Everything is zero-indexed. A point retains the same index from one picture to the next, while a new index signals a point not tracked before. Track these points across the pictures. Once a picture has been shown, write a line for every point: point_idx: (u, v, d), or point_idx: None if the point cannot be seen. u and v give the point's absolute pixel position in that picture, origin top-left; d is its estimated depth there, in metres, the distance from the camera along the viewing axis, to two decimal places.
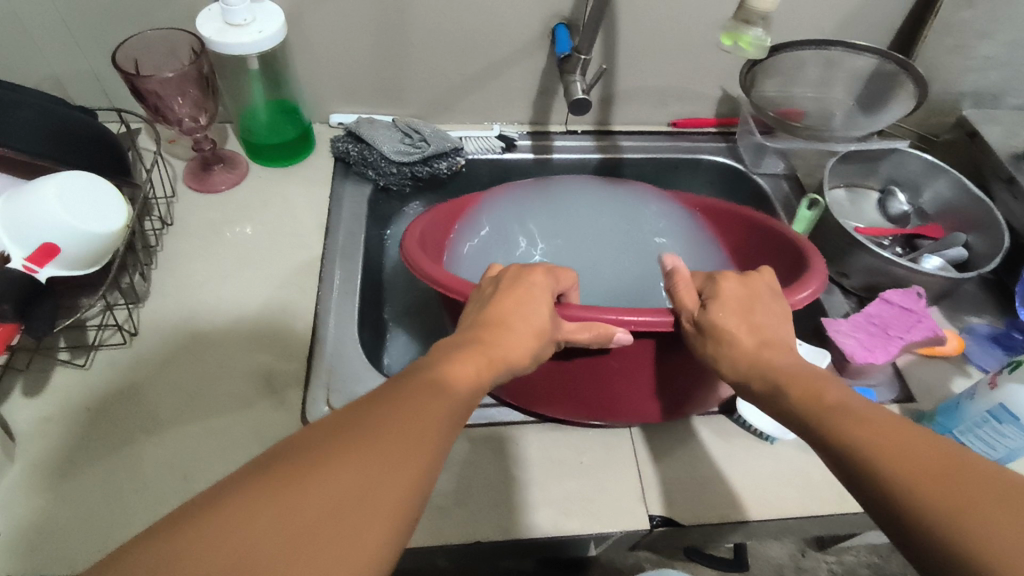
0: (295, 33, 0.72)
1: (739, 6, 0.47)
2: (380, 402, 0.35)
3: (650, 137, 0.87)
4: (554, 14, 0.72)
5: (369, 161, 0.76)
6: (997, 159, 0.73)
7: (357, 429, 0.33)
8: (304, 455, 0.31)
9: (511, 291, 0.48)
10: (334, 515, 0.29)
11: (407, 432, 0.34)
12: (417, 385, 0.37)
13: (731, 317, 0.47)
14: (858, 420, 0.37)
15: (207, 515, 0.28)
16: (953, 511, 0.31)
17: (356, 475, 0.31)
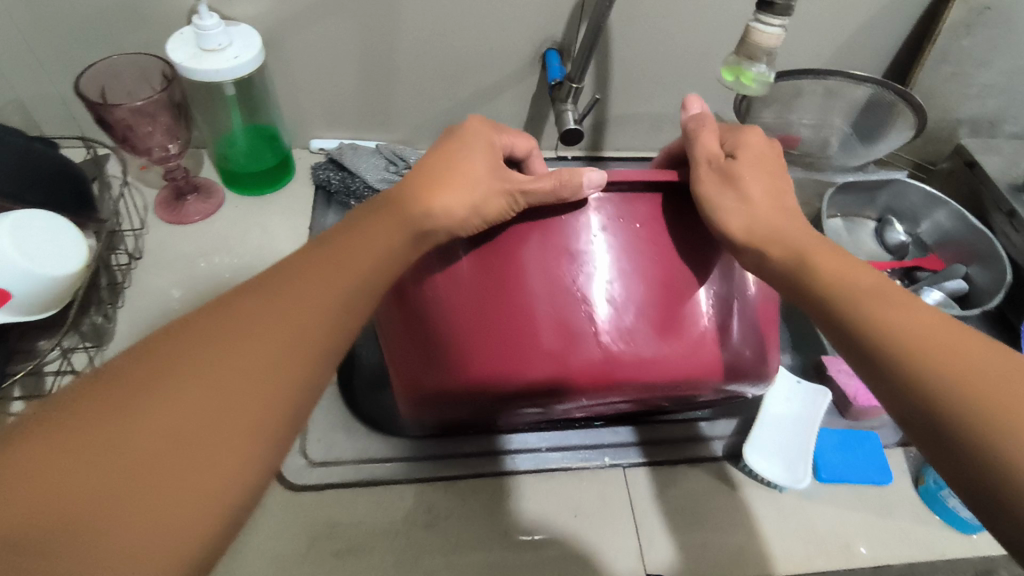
0: (274, 58, 0.69)
1: (741, 42, 0.44)
2: (280, 277, 0.36)
3: (643, 163, 0.84)
4: (545, 40, 0.69)
5: (352, 190, 0.73)
6: (997, 190, 0.72)
7: (254, 303, 0.34)
8: (198, 330, 0.32)
9: (445, 151, 0.46)
10: (267, 347, 0.32)
11: (307, 304, 0.35)
12: (334, 241, 0.39)
13: (748, 167, 0.46)
14: (881, 308, 0.38)
15: (129, 385, 0.28)
16: (964, 383, 0.32)
17: (257, 347, 0.32)
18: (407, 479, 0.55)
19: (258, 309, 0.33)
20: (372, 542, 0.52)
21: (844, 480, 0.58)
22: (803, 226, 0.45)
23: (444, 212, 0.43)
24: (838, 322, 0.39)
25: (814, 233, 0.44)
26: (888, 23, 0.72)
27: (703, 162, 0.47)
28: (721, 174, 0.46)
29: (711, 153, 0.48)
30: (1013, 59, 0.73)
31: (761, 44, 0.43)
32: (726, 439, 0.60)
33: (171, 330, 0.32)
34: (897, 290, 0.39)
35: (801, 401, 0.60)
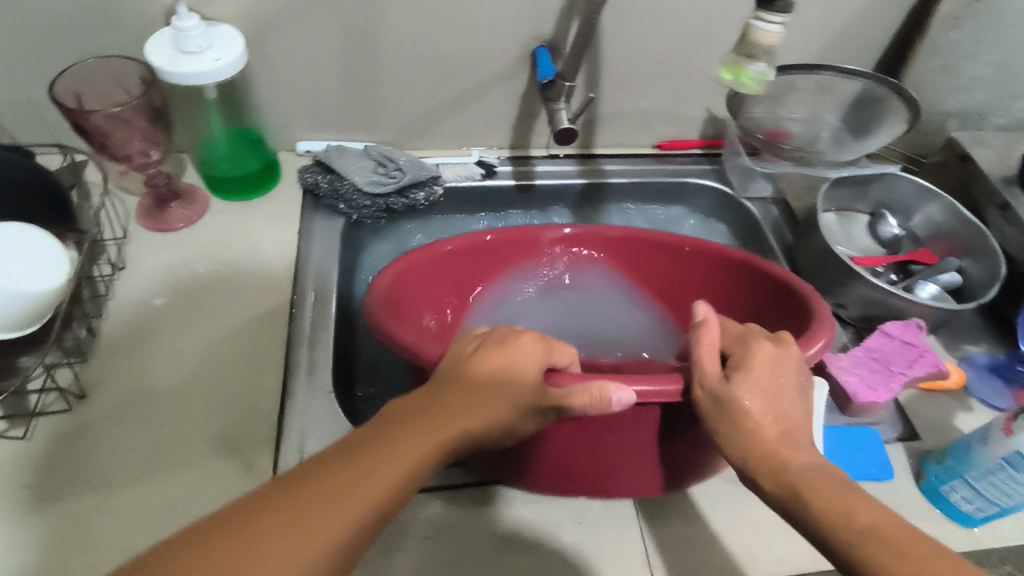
0: (258, 58, 0.67)
1: (741, 40, 0.44)
2: (294, 487, 0.33)
3: (635, 159, 0.83)
4: (535, 37, 0.68)
5: (340, 194, 0.71)
6: (989, 182, 0.72)
7: (260, 522, 0.31)
8: (200, 548, 0.30)
9: (490, 355, 0.42)
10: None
11: (316, 528, 0.31)
12: (378, 437, 0.37)
13: (759, 400, 0.42)
14: (872, 532, 0.36)
15: None
16: None
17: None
18: None
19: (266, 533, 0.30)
20: (371, 558, 0.51)
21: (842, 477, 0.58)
22: (810, 454, 0.42)
23: (467, 430, 0.39)
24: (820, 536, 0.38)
25: (821, 464, 0.41)
26: (879, 17, 0.72)
27: (709, 401, 0.43)
28: (715, 399, 0.43)
29: (715, 388, 0.43)
30: (1001, 50, 0.74)
31: (761, 41, 0.42)
32: None
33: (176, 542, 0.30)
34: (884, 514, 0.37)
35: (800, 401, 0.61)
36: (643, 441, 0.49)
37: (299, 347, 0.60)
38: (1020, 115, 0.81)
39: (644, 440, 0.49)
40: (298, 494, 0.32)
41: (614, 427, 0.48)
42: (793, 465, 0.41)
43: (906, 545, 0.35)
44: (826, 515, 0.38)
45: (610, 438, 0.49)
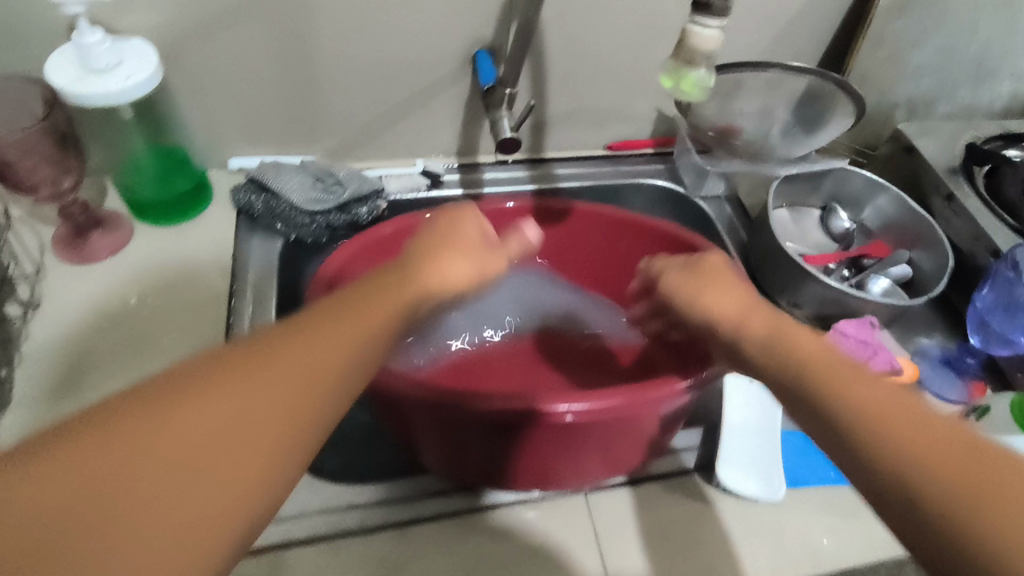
0: (176, 72, 0.62)
1: (677, 46, 0.42)
2: (281, 333, 0.32)
3: (587, 162, 0.81)
4: (474, 40, 0.65)
5: (278, 213, 0.67)
6: (935, 173, 0.72)
7: (252, 356, 0.31)
8: (195, 387, 0.29)
9: (442, 239, 0.44)
10: (265, 401, 0.30)
11: (319, 363, 0.32)
12: (358, 293, 0.37)
13: (715, 291, 0.49)
14: (853, 394, 0.35)
15: (122, 416, 0.27)
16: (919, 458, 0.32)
17: (255, 398, 0.29)
18: (359, 529, 0.51)
19: (259, 367, 0.30)
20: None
21: (804, 483, 0.58)
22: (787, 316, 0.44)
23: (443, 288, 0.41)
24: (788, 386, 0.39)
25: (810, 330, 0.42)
26: (823, 9, 0.71)
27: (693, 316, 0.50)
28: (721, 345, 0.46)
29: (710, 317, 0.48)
30: (943, 38, 0.74)
31: (697, 46, 0.40)
32: (695, 450, 0.58)
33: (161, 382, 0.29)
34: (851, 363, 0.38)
35: (758, 406, 0.60)
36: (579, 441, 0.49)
37: None
38: (963, 103, 0.81)
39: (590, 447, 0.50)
40: (294, 334, 0.32)
41: (551, 436, 0.48)
42: (762, 326, 0.44)
43: (891, 407, 0.34)
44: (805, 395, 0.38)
45: (545, 442, 0.49)
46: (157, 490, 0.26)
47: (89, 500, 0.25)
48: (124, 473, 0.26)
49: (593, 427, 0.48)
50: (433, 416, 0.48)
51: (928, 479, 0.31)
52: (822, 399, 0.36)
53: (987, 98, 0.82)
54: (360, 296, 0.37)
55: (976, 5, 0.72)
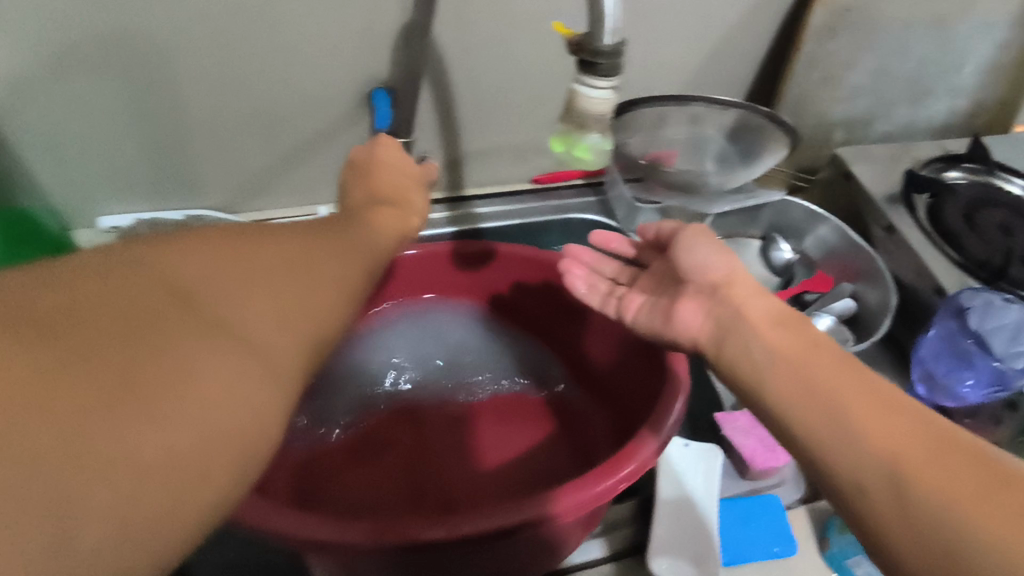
0: (25, 123, 0.55)
1: (566, 106, 0.36)
2: (312, 228, 0.36)
3: (512, 198, 0.75)
4: (371, 78, 0.59)
5: None
6: (874, 201, 0.68)
7: (292, 233, 0.33)
8: (253, 239, 0.31)
9: (393, 164, 0.46)
10: (278, 284, 0.29)
11: (354, 251, 0.35)
12: (338, 229, 0.37)
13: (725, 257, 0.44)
14: (861, 409, 0.32)
15: (145, 257, 0.27)
16: (929, 487, 0.29)
17: (268, 276, 0.29)
18: None
19: (271, 245, 0.31)
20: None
21: (743, 559, 0.52)
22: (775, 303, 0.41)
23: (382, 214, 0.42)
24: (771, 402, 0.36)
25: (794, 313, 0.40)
26: (753, 29, 0.67)
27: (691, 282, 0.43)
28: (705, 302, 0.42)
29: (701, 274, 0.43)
30: (877, 57, 0.71)
31: (586, 110, 0.34)
32: (627, 529, 0.54)
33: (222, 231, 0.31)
34: (839, 361, 0.36)
35: (694, 473, 0.54)
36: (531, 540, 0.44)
37: None
38: (901, 121, 0.78)
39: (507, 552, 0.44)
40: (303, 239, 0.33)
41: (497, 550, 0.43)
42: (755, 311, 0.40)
43: (898, 423, 0.32)
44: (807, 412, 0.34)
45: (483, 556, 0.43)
46: (245, 292, 0.28)
47: (185, 295, 0.26)
48: (209, 282, 0.27)
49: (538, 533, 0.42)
50: (323, 553, 0.41)
51: (943, 503, 0.29)
52: (804, 418, 0.34)
53: (925, 115, 0.79)
54: (356, 226, 0.39)
55: (906, 23, 0.69)
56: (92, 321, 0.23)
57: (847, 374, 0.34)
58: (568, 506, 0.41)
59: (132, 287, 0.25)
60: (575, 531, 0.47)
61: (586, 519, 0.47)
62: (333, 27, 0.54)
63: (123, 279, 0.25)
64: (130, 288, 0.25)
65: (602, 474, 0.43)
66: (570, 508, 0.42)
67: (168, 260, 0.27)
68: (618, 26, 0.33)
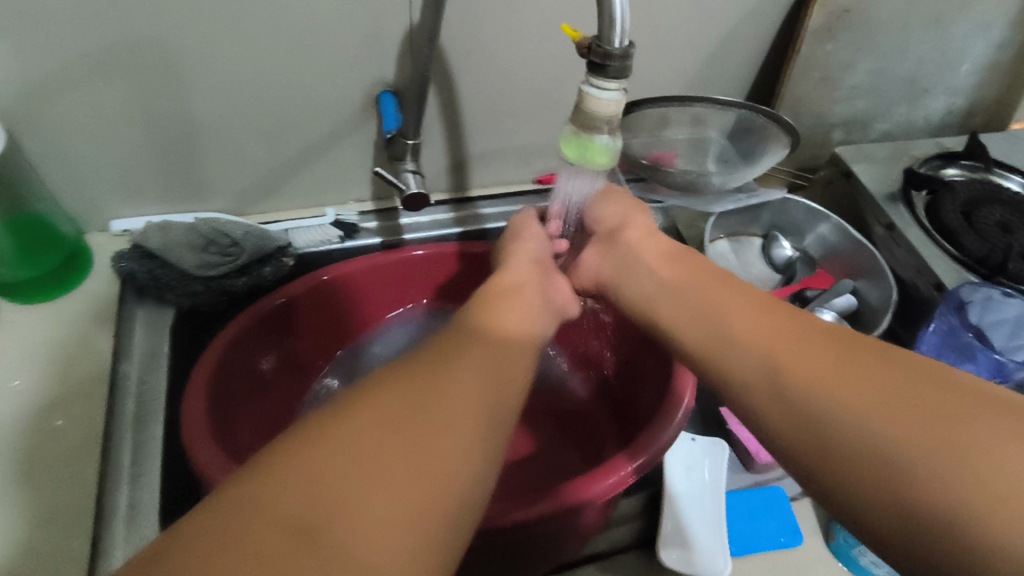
0: (36, 134, 0.55)
1: (575, 109, 0.37)
2: (422, 360, 0.35)
3: (514, 198, 0.75)
4: (379, 82, 0.60)
5: (163, 282, 0.60)
6: (874, 200, 0.70)
7: (399, 377, 0.33)
8: (366, 404, 0.31)
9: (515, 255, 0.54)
10: (424, 434, 0.30)
11: (468, 378, 0.35)
12: (466, 335, 0.39)
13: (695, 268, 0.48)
14: (813, 371, 0.35)
15: (302, 440, 0.28)
16: (888, 435, 0.30)
17: (422, 432, 0.30)
18: None
19: (412, 386, 0.33)
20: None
21: (751, 550, 0.53)
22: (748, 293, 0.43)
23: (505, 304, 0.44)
24: (737, 378, 0.38)
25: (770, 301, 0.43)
26: (753, 32, 0.68)
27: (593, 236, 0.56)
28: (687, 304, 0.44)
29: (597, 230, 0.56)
30: (874, 58, 0.72)
31: (596, 113, 0.35)
32: (638, 522, 0.55)
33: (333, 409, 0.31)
34: (813, 335, 0.37)
35: (702, 468, 0.55)
36: (549, 537, 0.45)
37: (116, 487, 0.49)
38: (900, 121, 0.80)
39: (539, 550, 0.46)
40: (441, 366, 0.35)
41: (511, 547, 0.44)
42: (727, 302, 0.42)
43: (852, 379, 0.33)
44: (759, 385, 0.37)
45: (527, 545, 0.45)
46: (403, 450, 0.29)
47: (325, 511, 0.26)
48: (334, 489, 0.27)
49: (552, 528, 0.44)
50: None
51: (880, 450, 0.30)
52: (778, 389, 0.36)
53: (922, 115, 0.80)
54: (469, 340, 0.38)
55: (902, 25, 0.70)
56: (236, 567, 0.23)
57: (805, 344, 0.37)
58: (577, 502, 0.43)
59: (295, 481, 0.27)
60: (585, 528, 0.48)
61: (597, 513, 0.48)
62: (341, 35, 0.55)
63: (258, 512, 0.25)
64: (260, 525, 0.25)
65: (610, 468, 0.45)
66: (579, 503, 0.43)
67: (289, 470, 0.27)
68: (626, 29, 0.34)
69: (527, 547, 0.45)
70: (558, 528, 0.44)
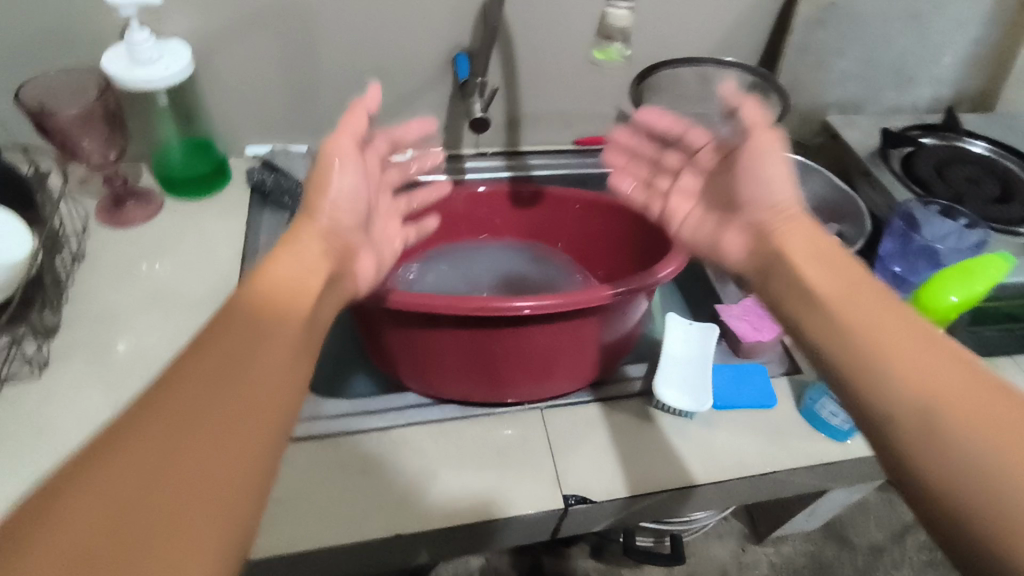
0: (208, 70, 0.75)
1: (601, 25, 0.53)
2: (212, 333, 0.39)
3: (558, 155, 0.91)
4: (455, 45, 0.78)
5: (285, 189, 0.78)
6: (857, 156, 0.83)
7: (192, 364, 0.37)
8: (187, 377, 0.36)
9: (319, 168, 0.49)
10: (221, 426, 0.35)
11: (265, 359, 0.39)
12: (229, 312, 0.41)
13: (796, 244, 0.49)
14: (910, 377, 0.39)
15: (93, 468, 0.32)
16: (993, 457, 0.34)
17: (213, 427, 0.35)
18: (345, 432, 0.61)
19: (204, 388, 0.36)
20: (315, 506, 0.56)
21: (735, 405, 0.65)
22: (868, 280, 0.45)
23: (279, 274, 0.45)
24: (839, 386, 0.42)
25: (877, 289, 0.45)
26: (756, 18, 0.84)
27: (759, 212, 0.52)
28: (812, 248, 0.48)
29: (768, 207, 0.51)
30: (860, 46, 0.87)
31: (613, 25, 0.52)
32: (639, 379, 0.68)
33: (126, 419, 0.34)
34: (908, 344, 0.40)
35: (697, 340, 0.68)
36: (543, 343, 0.60)
37: None
38: (889, 103, 0.94)
39: (534, 351, 0.60)
40: (218, 353, 0.38)
41: (513, 339, 0.59)
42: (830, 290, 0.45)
43: (952, 394, 0.37)
44: (871, 395, 0.39)
45: (504, 351, 0.60)
46: (196, 442, 0.34)
47: (155, 466, 0.32)
48: (148, 481, 0.32)
49: (543, 322, 0.58)
50: (404, 319, 0.59)
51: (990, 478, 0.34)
52: (873, 398, 0.39)
53: (911, 100, 0.94)
54: (261, 328, 0.40)
55: (886, 20, 0.85)
56: (97, 539, 0.30)
57: (938, 361, 0.39)
58: (574, 298, 0.57)
59: (98, 488, 0.31)
60: (586, 348, 0.62)
61: (596, 337, 0.62)
62: (434, 6, 0.74)
63: (100, 491, 0.31)
64: (97, 493, 0.31)
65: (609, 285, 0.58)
66: (577, 301, 0.57)
67: (102, 483, 0.31)
68: None
69: (512, 345, 0.60)
70: (556, 332, 0.60)
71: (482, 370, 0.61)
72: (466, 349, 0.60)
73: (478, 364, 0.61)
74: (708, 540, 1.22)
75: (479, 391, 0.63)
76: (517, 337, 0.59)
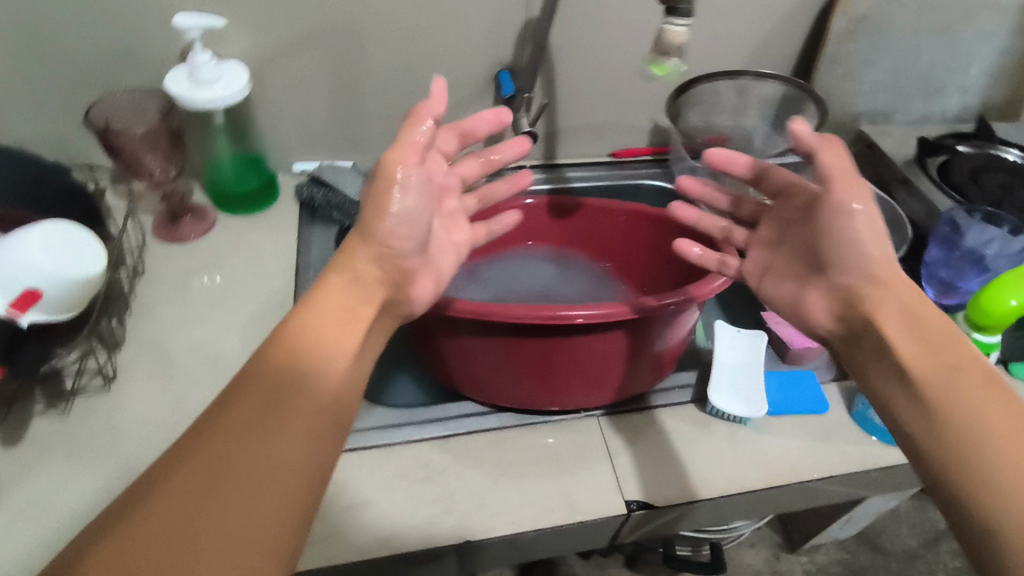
0: (258, 90, 0.78)
1: (657, 41, 0.55)
2: (235, 399, 0.40)
3: (594, 167, 0.92)
4: (496, 63, 0.80)
5: (335, 204, 0.79)
6: (894, 165, 0.84)
7: (264, 432, 0.39)
8: (184, 475, 0.36)
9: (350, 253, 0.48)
10: (235, 521, 0.36)
11: (285, 452, 0.39)
12: (250, 388, 0.41)
13: (887, 311, 0.47)
14: (1002, 476, 0.38)
15: None
16: None
17: (233, 515, 0.36)
18: (405, 442, 0.62)
19: (214, 490, 0.36)
20: (383, 515, 0.57)
21: (788, 411, 0.66)
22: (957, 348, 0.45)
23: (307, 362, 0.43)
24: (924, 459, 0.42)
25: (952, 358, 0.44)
26: (789, 31, 0.85)
27: (849, 277, 0.50)
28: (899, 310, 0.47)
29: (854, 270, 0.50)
30: (891, 57, 0.88)
31: (670, 41, 0.54)
32: (690, 387, 0.69)
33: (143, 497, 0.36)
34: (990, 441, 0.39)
35: (745, 348, 0.69)
36: (598, 351, 0.61)
37: None
38: (919, 112, 0.95)
39: (587, 359, 0.61)
40: (219, 441, 0.38)
41: (568, 347, 0.60)
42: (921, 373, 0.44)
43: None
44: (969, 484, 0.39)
45: (559, 358, 0.61)
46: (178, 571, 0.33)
47: None
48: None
49: (597, 330, 0.59)
50: (462, 329, 0.60)
51: None
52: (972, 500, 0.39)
53: (941, 109, 0.95)
54: (284, 392, 0.41)
55: (915, 31, 0.86)
56: None
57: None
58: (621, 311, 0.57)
59: None
60: (641, 355, 0.63)
61: (651, 346, 0.62)
62: (478, 25, 0.76)
63: None
64: None
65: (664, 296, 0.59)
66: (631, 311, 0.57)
67: None
68: None
69: (566, 354, 0.60)
70: (610, 341, 0.60)
71: (539, 379, 0.62)
72: (523, 359, 0.61)
73: (535, 373, 0.62)
74: (741, 546, 1.22)
75: (535, 400, 0.64)
76: (571, 346, 0.60)
